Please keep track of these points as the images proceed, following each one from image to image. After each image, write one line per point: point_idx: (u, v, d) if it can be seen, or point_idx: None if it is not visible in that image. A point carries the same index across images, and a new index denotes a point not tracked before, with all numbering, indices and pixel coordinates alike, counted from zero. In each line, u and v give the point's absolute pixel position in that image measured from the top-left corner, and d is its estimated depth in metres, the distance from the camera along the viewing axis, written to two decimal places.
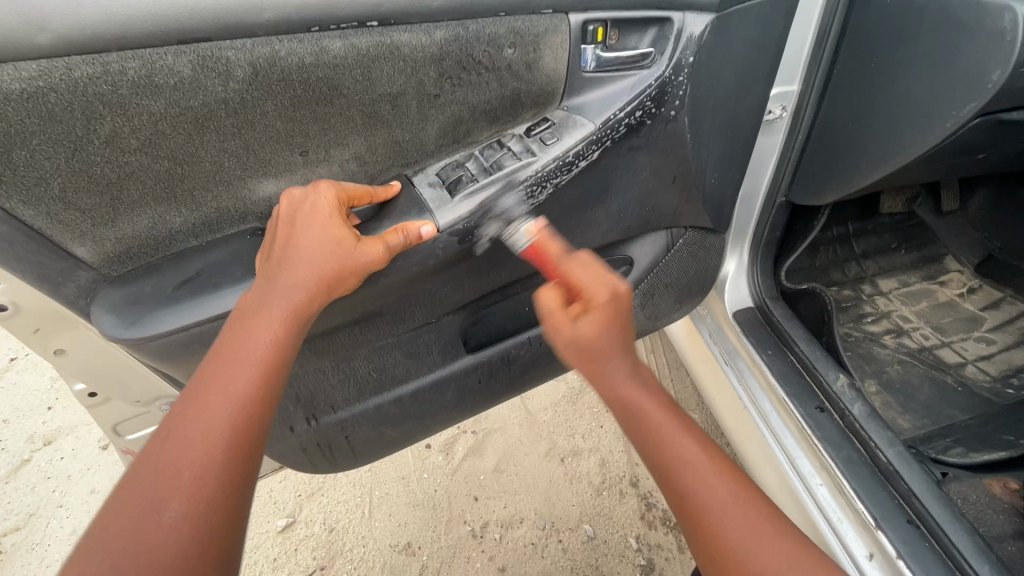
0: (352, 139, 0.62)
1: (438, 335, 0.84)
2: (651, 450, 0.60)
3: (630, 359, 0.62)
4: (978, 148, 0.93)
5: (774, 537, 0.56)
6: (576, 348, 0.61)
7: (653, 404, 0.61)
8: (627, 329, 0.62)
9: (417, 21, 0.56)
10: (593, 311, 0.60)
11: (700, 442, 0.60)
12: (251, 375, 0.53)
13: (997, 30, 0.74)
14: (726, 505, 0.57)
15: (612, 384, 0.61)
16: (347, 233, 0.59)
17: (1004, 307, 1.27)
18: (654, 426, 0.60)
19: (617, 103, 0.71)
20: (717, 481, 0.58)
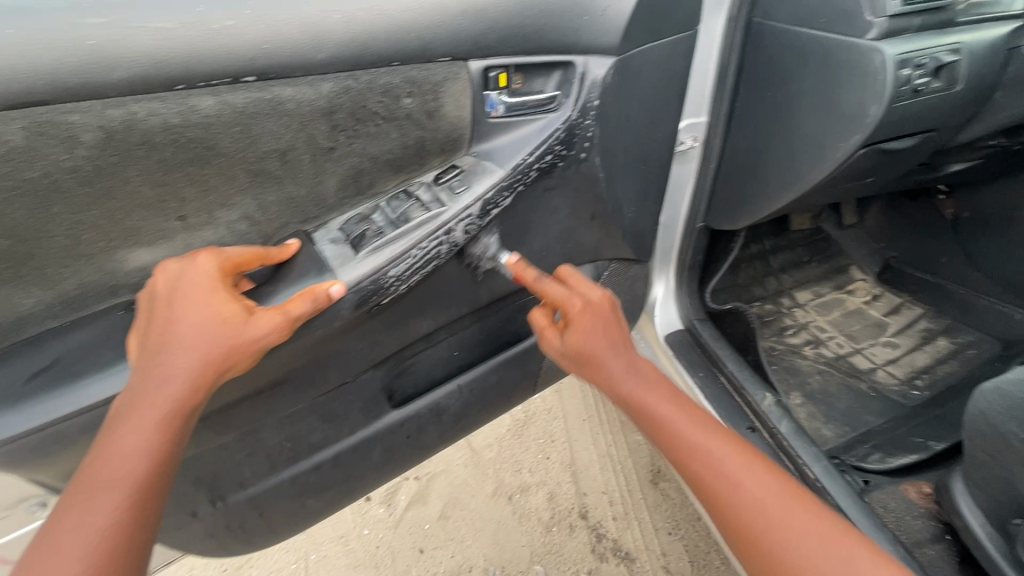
0: (239, 199, 0.57)
1: (358, 394, 0.78)
2: (661, 442, 0.65)
3: (621, 354, 0.70)
4: (866, 175, 0.96)
5: (787, 506, 0.56)
6: (570, 355, 0.71)
7: (660, 400, 0.67)
8: (616, 330, 0.71)
9: (301, 74, 0.53)
10: (572, 324, 0.69)
11: (708, 428, 0.64)
12: (115, 500, 0.45)
13: (870, 69, 0.78)
14: (730, 467, 0.60)
15: (613, 382, 0.69)
16: (235, 309, 0.53)
17: (904, 312, 1.35)
18: (659, 418, 0.66)
19: (526, 147, 0.70)
20: (726, 459, 0.61)
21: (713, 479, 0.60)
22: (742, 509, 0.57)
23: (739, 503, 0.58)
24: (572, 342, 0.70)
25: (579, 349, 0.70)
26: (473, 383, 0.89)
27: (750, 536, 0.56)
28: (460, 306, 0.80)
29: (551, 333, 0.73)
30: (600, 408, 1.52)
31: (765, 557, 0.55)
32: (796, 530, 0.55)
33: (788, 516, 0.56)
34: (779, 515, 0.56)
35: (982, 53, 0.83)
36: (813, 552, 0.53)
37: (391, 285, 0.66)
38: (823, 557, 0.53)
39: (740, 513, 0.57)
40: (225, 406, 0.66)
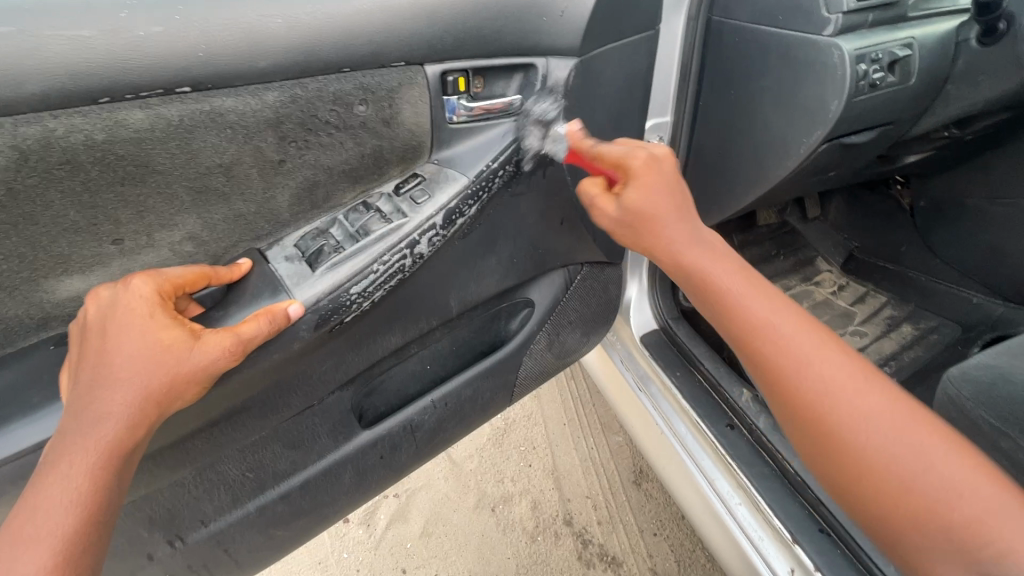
0: (181, 219, 0.53)
1: (325, 416, 0.74)
2: (722, 317, 0.56)
3: (690, 227, 0.60)
4: (829, 169, 0.98)
5: (860, 393, 0.51)
6: (626, 221, 0.61)
7: (728, 274, 0.57)
8: (683, 194, 0.61)
9: (242, 84, 0.50)
10: (632, 180, 0.61)
11: (779, 305, 0.55)
12: (41, 558, 0.41)
13: (829, 64, 0.79)
14: (804, 357, 0.52)
15: (677, 250, 0.59)
16: (178, 335, 0.48)
17: (869, 301, 1.36)
18: (729, 295, 0.56)
19: (489, 153, 0.67)
20: (801, 342, 0.53)
21: (785, 363, 0.52)
22: (809, 388, 0.51)
23: (811, 389, 0.51)
24: (630, 201, 0.60)
25: (637, 210, 0.60)
26: (447, 397, 0.86)
27: (811, 415, 0.51)
28: (429, 318, 0.77)
29: (604, 200, 0.63)
30: (579, 412, 1.51)
31: (821, 436, 0.51)
32: (866, 416, 0.50)
33: (861, 403, 0.50)
34: (854, 402, 0.50)
35: (932, 47, 0.85)
36: (888, 443, 0.49)
37: (353, 302, 0.62)
38: (889, 438, 0.49)
39: (812, 400, 0.51)
40: (179, 439, 0.62)
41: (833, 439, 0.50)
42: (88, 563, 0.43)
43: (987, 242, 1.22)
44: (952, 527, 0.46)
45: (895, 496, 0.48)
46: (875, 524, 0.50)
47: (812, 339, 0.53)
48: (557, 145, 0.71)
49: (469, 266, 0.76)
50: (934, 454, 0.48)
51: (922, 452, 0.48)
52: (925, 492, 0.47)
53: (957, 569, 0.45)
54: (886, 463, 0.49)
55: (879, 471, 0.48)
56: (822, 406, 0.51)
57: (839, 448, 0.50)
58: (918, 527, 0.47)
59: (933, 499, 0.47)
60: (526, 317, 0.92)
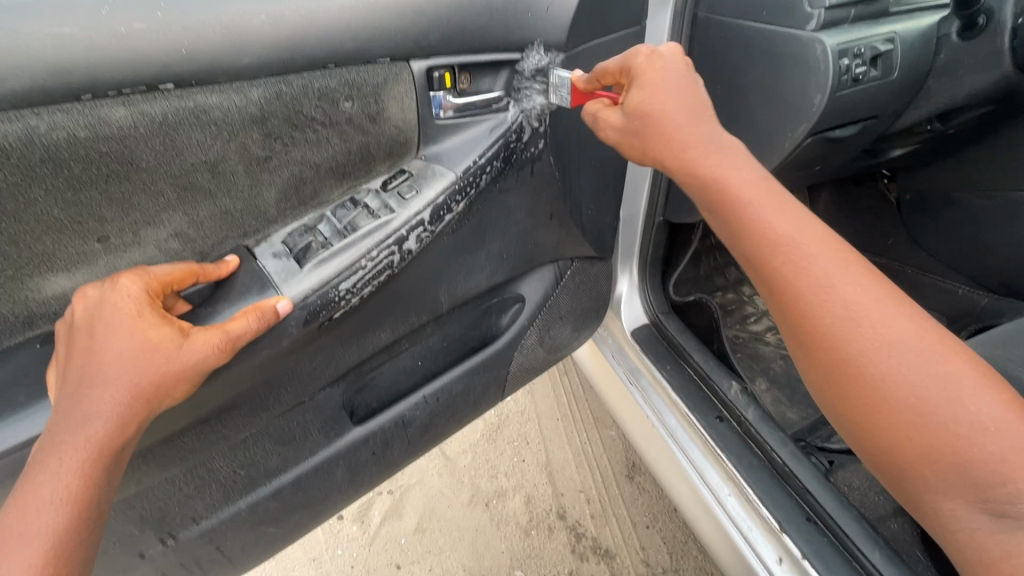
0: (167, 216, 0.53)
1: (316, 413, 0.74)
2: (734, 228, 0.56)
3: (711, 139, 0.59)
4: (814, 163, 0.99)
5: (886, 315, 0.48)
6: (632, 128, 0.62)
7: (747, 184, 0.56)
8: (693, 101, 0.61)
9: (225, 80, 0.50)
10: (637, 83, 0.62)
11: (799, 217, 0.54)
12: (31, 558, 0.41)
13: (811, 59, 0.80)
14: (823, 270, 0.51)
15: (691, 158, 0.58)
16: (166, 333, 0.49)
17: None
18: (742, 205, 0.55)
19: (476, 149, 0.68)
20: (818, 258, 0.51)
21: (797, 278, 0.51)
22: (826, 301, 0.50)
23: (826, 306, 0.50)
24: (635, 103, 0.62)
25: (640, 112, 0.61)
26: (439, 392, 0.86)
27: (826, 335, 0.49)
28: (420, 314, 0.78)
29: (608, 112, 0.65)
30: (572, 407, 1.52)
31: (834, 357, 0.49)
32: (887, 341, 0.47)
33: (880, 325, 0.48)
34: (875, 324, 0.48)
35: (914, 42, 0.86)
36: (911, 371, 0.46)
37: (342, 298, 0.62)
38: (912, 364, 0.46)
39: (826, 319, 0.49)
40: (168, 437, 0.62)
41: (844, 361, 0.48)
42: (79, 561, 0.44)
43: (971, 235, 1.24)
44: (964, 464, 0.43)
45: (911, 428, 0.45)
46: (883, 456, 0.48)
47: (835, 258, 0.52)
48: (561, 93, 0.68)
49: (459, 261, 0.77)
50: (963, 388, 0.45)
51: (952, 384, 0.45)
52: (945, 424, 0.44)
53: (970, 508, 0.43)
54: (908, 393, 0.46)
55: (894, 397, 0.46)
56: (838, 326, 0.49)
57: (851, 371, 0.48)
58: (931, 463, 0.45)
59: (954, 433, 0.44)
60: (517, 313, 0.93)
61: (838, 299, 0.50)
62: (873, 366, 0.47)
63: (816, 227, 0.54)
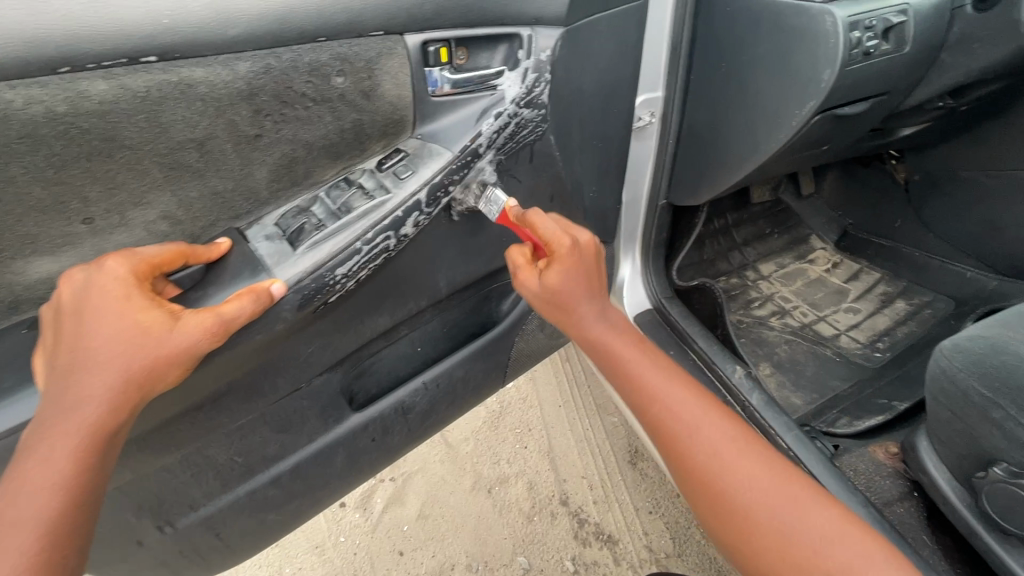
0: (155, 196, 0.51)
1: (314, 399, 0.73)
2: (620, 381, 0.69)
3: (596, 301, 0.69)
4: (821, 143, 0.97)
5: (746, 459, 0.63)
6: (546, 297, 0.67)
7: (625, 345, 0.69)
8: (594, 278, 0.69)
9: (210, 53, 0.48)
10: (553, 262, 0.65)
11: (667, 372, 0.69)
12: (24, 543, 0.41)
13: (822, 32, 0.77)
14: (697, 421, 0.65)
15: (583, 326, 0.69)
16: (157, 316, 0.47)
17: (862, 278, 1.38)
18: (627, 363, 0.68)
19: (474, 127, 0.66)
20: (688, 409, 0.65)
21: (679, 429, 0.64)
22: (702, 451, 0.63)
23: (702, 456, 0.63)
24: (551, 281, 0.66)
25: (555, 291, 0.66)
26: (439, 379, 0.86)
27: (707, 479, 0.63)
28: (418, 300, 0.76)
29: (528, 273, 0.68)
30: (574, 393, 1.51)
31: (718, 498, 0.62)
32: (750, 482, 0.61)
33: (743, 468, 0.62)
34: (739, 464, 0.62)
35: (929, 14, 0.83)
36: (770, 501, 0.60)
37: (337, 282, 0.61)
38: (772, 500, 0.60)
39: (705, 468, 0.63)
40: (163, 425, 0.60)
41: (727, 500, 0.61)
42: (76, 543, 0.43)
43: (982, 215, 1.21)
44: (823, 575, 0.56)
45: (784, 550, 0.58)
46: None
47: (699, 409, 0.66)
48: (491, 207, 0.69)
49: (458, 245, 0.76)
50: (805, 504, 0.60)
51: (799, 507, 0.60)
52: (802, 542, 0.58)
53: None
54: (772, 519, 0.59)
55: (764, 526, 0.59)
56: (715, 472, 0.62)
57: (730, 508, 0.61)
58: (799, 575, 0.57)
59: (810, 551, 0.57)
60: (516, 299, 0.92)
61: (711, 450, 0.63)
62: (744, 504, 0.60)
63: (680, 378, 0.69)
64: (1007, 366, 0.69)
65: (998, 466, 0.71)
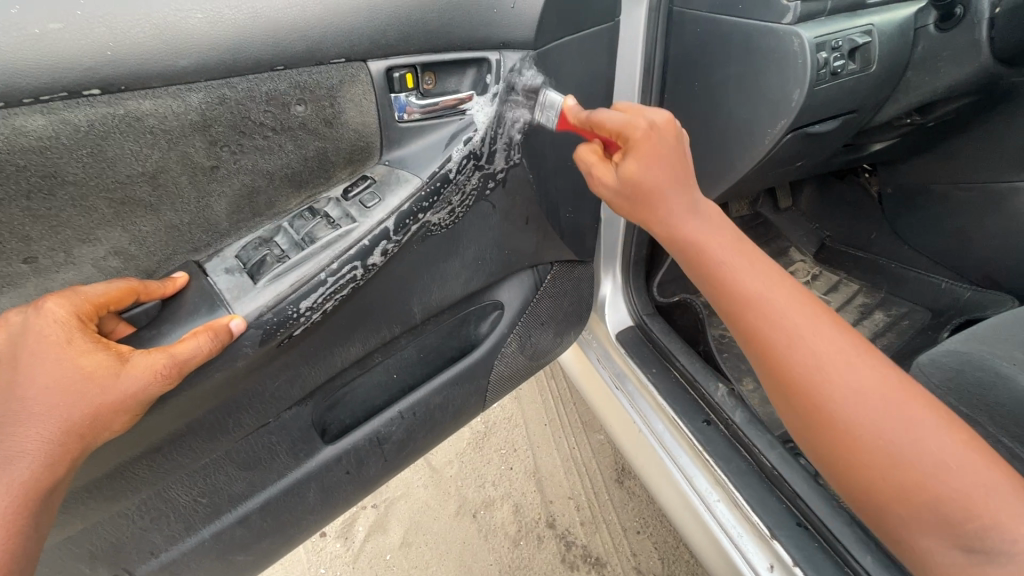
0: (104, 233, 0.49)
1: (283, 433, 0.70)
2: (714, 289, 0.58)
3: (687, 194, 0.60)
4: (794, 160, 0.97)
5: (855, 373, 0.52)
6: (625, 194, 0.62)
7: (723, 245, 0.59)
8: (685, 171, 0.61)
9: (160, 85, 0.46)
10: (632, 150, 0.59)
11: (771, 278, 0.57)
12: None
13: (789, 53, 0.78)
14: (800, 329, 0.54)
15: (672, 222, 0.60)
16: (103, 360, 0.46)
17: (842, 289, 1.38)
18: (720, 264, 0.58)
19: (443, 152, 0.64)
20: (792, 314, 0.54)
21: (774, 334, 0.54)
22: (801, 360, 0.53)
23: (802, 362, 0.52)
24: (630, 171, 0.60)
25: (635, 183, 0.60)
26: (416, 407, 0.83)
27: (805, 388, 0.52)
28: (392, 326, 0.74)
29: (603, 171, 0.63)
30: (560, 411, 1.49)
31: (815, 409, 0.52)
32: (862, 396, 0.50)
33: (851, 379, 0.51)
34: (844, 372, 0.51)
35: (893, 34, 0.84)
36: (884, 420, 0.49)
37: (301, 316, 0.59)
38: (884, 418, 0.49)
39: (800, 376, 0.52)
40: (118, 469, 0.57)
41: (822, 408, 0.52)
42: None
43: (954, 227, 1.23)
44: (936, 496, 0.47)
45: (890, 474, 0.49)
46: (868, 501, 0.51)
47: (810, 315, 0.54)
48: (547, 114, 0.69)
49: (431, 270, 0.74)
50: (924, 426, 0.48)
51: (918, 431, 0.48)
52: (910, 457, 0.48)
53: (941, 543, 0.47)
54: (879, 438, 0.49)
55: (873, 447, 0.49)
56: (813, 379, 0.52)
57: (827, 421, 0.51)
58: (904, 500, 0.48)
59: (923, 472, 0.47)
60: (495, 321, 0.90)
61: (815, 358, 0.52)
62: (848, 418, 0.50)
63: (790, 284, 0.57)
64: (983, 382, 0.69)
65: None
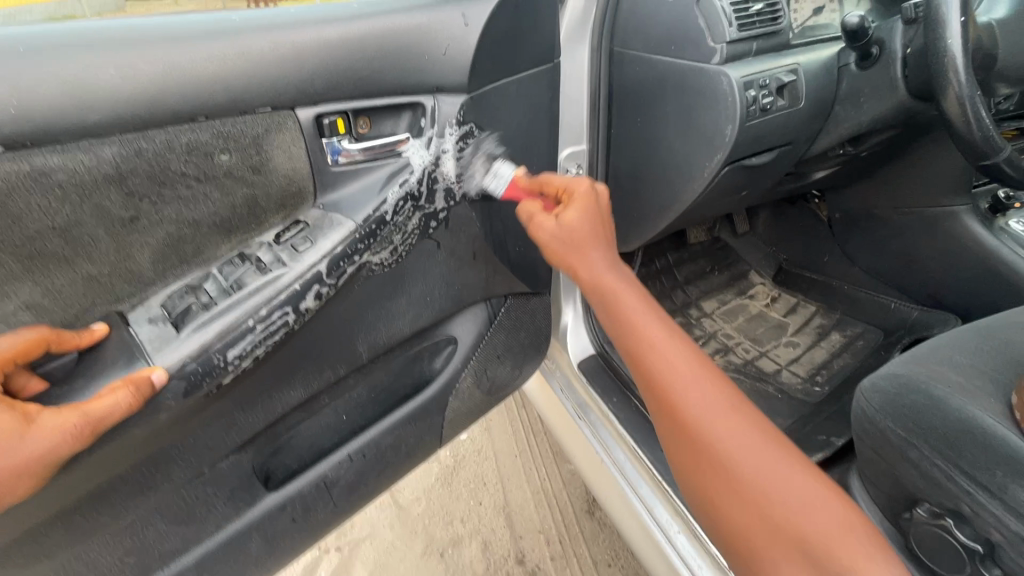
0: (14, 287, 0.48)
1: (219, 484, 0.66)
2: (623, 337, 0.62)
3: (607, 253, 0.67)
4: (739, 190, 1.00)
5: (741, 427, 0.56)
6: (561, 237, 0.68)
7: (633, 299, 0.63)
8: (608, 234, 0.69)
9: (70, 139, 0.46)
10: (573, 203, 0.68)
11: (673, 334, 0.61)
12: None
13: (719, 91, 0.82)
14: (693, 382, 0.58)
15: (593, 274, 0.65)
16: (6, 422, 0.45)
17: (800, 311, 1.41)
18: (631, 316, 0.62)
19: (377, 195, 0.65)
20: (687, 370, 0.59)
21: (672, 385, 0.58)
22: (695, 412, 0.56)
23: (697, 411, 0.56)
24: (567, 224, 0.67)
25: (569, 234, 0.67)
26: (366, 448, 0.79)
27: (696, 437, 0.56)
28: (336, 367, 0.72)
29: (542, 219, 0.69)
30: (530, 442, 1.47)
31: (703, 456, 0.56)
32: (746, 447, 0.55)
33: (737, 431, 0.56)
34: (730, 425, 0.56)
35: (819, 73, 0.89)
36: (762, 474, 0.54)
37: (230, 364, 0.58)
38: (764, 470, 0.54)
39: (695, 424, 0.56)
40: (30, 530, 0.55)
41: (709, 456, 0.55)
42: None
43: (899, 249, 1.27)
44: (805, 546, 0.50)
45: (769, 520, 0.52)
46: (746, 549, 0.54)
47: (703, 372, 0.59)
48: (496, 181, 0.74)
49: (375, 308, 0.72)
50: (797, 481, 0.53)
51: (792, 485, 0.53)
52: (785, 510, 0.52)
53: None
54: (759, 489, 0.53)
55: (754, 496, 0.53)
56: (703, 427, 0.56)
57: (715, 469, 0.55)
58: (777, 550, 0.52)
59: (794, 523, 0.51)
60: (450, 355, 0.88)
61: (704, 411, 0.56)
62: (733, 469, 0.54)
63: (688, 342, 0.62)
64: (918, 404, 0.71)
65: (922, 506, 0.71)
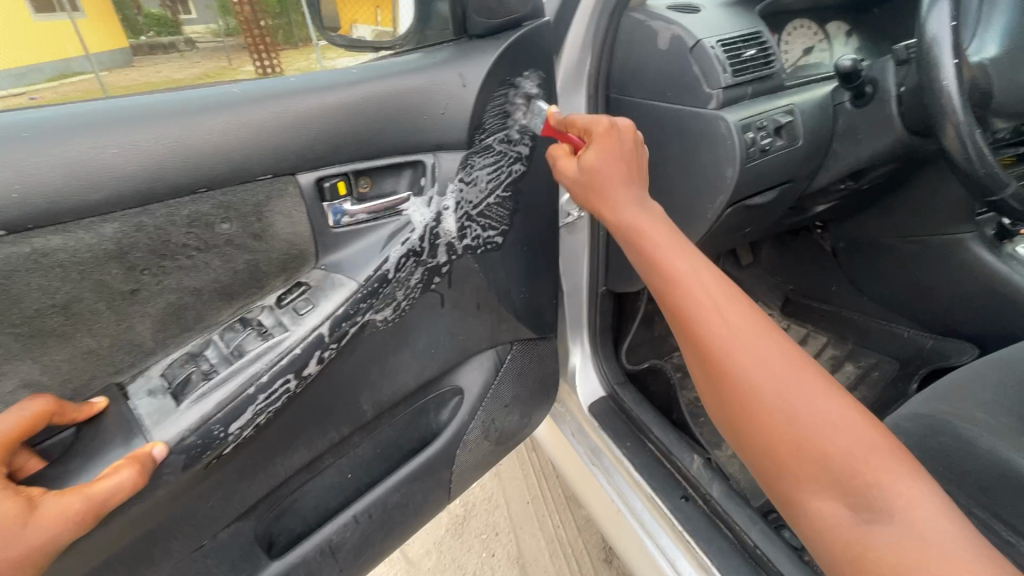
0: (12, 365, 0.47)
1: (220, 556, 0.62)
2: (649, 272, 0.55)
3: (635, 190, 0.60)
4: (742, 228, 1.00)
5: (762, 350, 0.48)
6: (582, 180, 0.63)
7: (658, 231, 0.57)
8: (637, 173, 0.62)
9: (72, 219, 0.47)
10: (593, 142, 0.62)
11: (694, 259, 0.54)
12: None
13: (717, 134, 0.82)
14: (716, 306, 0.50)
15: (618, 211, 0.59)
16: (8, 508, 0.43)
17: (812, 342, 1.39)
18: (653, 246, 0.56)
19: (377, 255, 0.66)
20: (709, 291, 0.51)
21: (689, 306, 0.51)
22: (712, 333, 0.49)
23: (714, 331, 0.49)
24: (589, 161, 0.62)
25: (591, 170, 0.62)
26: (372, 508, 0.75)
27: (713, 356, 0.49)
28: (339, 427, 0.69)
29: (567, 161, 0.66)
30: (543, 487, 1.43)
31: (722, 375, 0.48)
32: (774, 371, 0.47)
33: (761, 352, 0.48)
34: (752, 344, 0.48)
35: (812, 112, 0.90)
36: (780, 384, 0.46)
37: (230, 436, 0.57)
38: (784, 382, 0.46)
39: (715, 349, 0.49)
40: None
41: (724, 371, 0.48)
42: None
43: (909, 277, 1.24)
44: (834, 470, 0.43)
45: (793, 442, 0.45)
46: (771, 472, 0.46)
47: (727, 294, 0.51)
48: (537, 119, 0.75)
49: (379, 363, 0.70)
50: (819, 395, 0.45)
51: (814, 397, 0.45)
52: (810, 425, 0.44)
53: (835, 505, 0.43)
54: (776, 400, 0.46)
55: (777, 414, 0.45)
56: (722, 350, 0.48)
57: (734, 396, 0.48)
58: (795, 470, 0.45)
59: (820, 441, 0.44)
60: (456, 407, 0.83)
61: (724, 332, 0.49)
62: (748, 380, 0.47)
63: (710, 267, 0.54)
64: (948, 447, 0.67)
65: None
